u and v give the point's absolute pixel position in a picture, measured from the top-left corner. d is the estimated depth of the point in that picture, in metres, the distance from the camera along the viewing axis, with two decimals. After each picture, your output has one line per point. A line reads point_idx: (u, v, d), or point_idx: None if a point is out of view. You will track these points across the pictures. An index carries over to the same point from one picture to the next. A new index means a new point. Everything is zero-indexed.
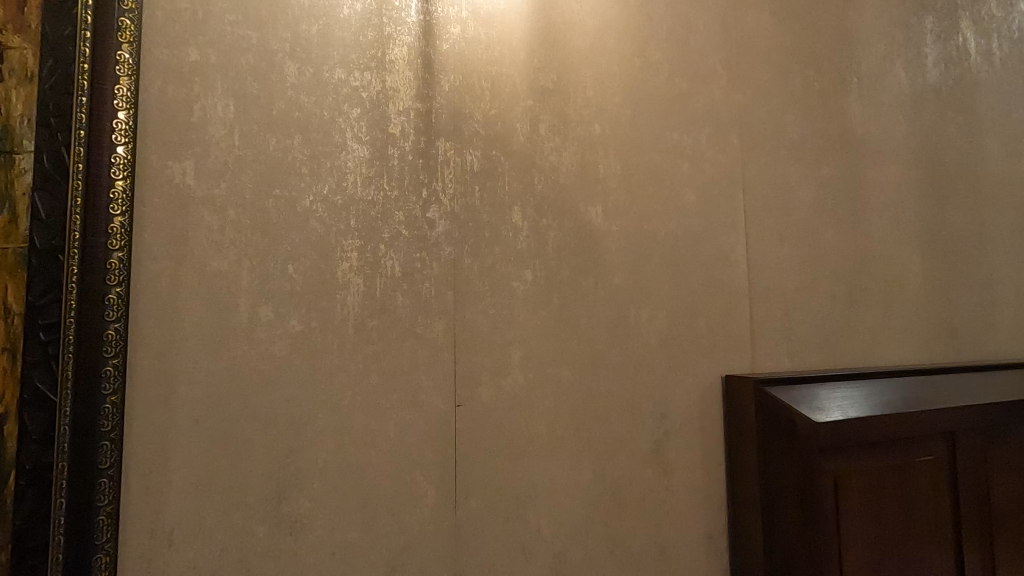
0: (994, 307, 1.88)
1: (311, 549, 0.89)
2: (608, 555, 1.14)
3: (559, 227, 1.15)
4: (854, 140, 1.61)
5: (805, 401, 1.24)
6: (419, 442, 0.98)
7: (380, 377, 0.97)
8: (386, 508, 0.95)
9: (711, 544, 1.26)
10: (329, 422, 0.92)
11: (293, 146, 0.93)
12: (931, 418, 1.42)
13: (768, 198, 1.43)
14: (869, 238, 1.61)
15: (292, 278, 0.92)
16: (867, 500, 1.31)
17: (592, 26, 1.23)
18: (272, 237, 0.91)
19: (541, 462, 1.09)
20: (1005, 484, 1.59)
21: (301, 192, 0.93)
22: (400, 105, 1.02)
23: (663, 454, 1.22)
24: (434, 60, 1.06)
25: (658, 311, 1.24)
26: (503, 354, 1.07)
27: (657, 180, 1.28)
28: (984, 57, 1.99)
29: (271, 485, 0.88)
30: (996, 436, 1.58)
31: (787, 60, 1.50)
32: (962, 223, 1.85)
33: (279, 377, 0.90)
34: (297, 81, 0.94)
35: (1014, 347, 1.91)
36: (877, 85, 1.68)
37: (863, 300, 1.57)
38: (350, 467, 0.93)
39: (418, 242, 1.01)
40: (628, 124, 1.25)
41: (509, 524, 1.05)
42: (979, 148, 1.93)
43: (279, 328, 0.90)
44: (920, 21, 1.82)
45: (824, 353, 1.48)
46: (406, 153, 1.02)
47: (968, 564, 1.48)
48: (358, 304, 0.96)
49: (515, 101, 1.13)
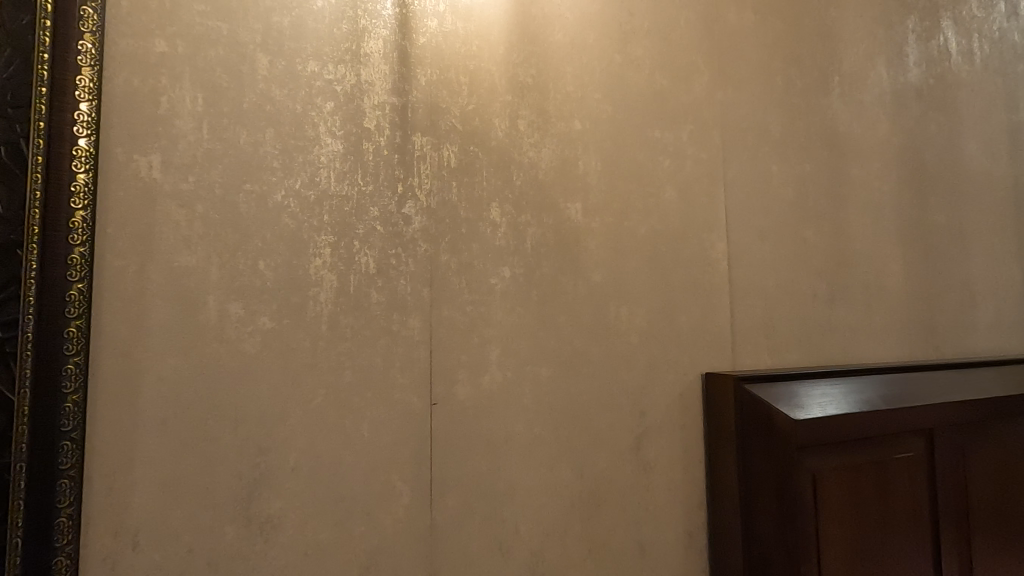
0: (973, 305, 1.90)
1: (282, 550, 0.88)
2: (586, 554, 1.13)
3: (538, 223, 1.14)
4: (835, 139, 1.62)
5: (785, 398, 1.24)
6: (394, 441, 0.97)
7: (354, 375, 0.95)
8: (360, 508, 0.94)
9: (690, 542, 1.26)
10: (300, 422, 0.91)
11: (264, 140, 0.92)
12: (910, 416, 1.43)
13: (749, 195, 1.43)
14: (851, 236, 1.62)
15: (262, 274, 0.90)
16: (846, 497, 1.32)
17: (572, 22, 1.22)
18: (242, 233, 0.89)
19: (519, 461, 1.08)
20: (982, 480, 1.61)
21: (272, 187, 0.92)
22: (376, 98, 1.01)
23: (642, 452, 1.21)
24: (410, 54, 1.04)
25: (638, 308, 1.24)
26: (480, 351, 1.06)
27: (638, 178, 1.27)
28: (964, 57, 2.01)
29: (241, 485, 0.86)
30: (973, 433, 1.59)
31: (769, 58, 1.50)
32: (942, 221, 1.86)
33: (248, 375, 0.88)
34: (268, 74, 0.93)
35: (992, 346, 1.93)
36: (859, 84, 1.69)
37: (843, 298, 1.58)
38: (322, 466, 0.92)
39: (393, 239, 1.00)
40: (608, 121, 1.25)
41: (486, 524, 1.04)
42: (959, 148, 1.95)
43: (249, 325, 0.89)
44: (903, 20, 1.83)
45: (805, 351, 1.48)
46: (381, 148, 1.00)
47: (946, 560, 1.49)
48: (331, 301, 0.95)
49: (493, 96, 1.12)
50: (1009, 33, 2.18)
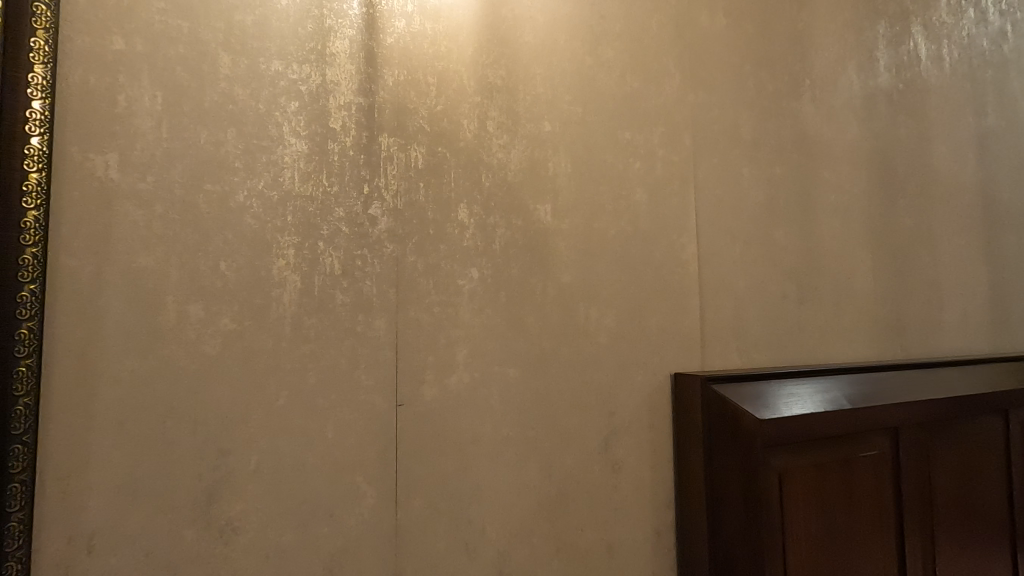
0: (940, 306, 1.94)
1: (243, 553, 0.87)
2: (554, 553, 1.14)
3: (507, 225, 1.14)
4: (805, 142, 1.64)
5: (752, 398, 1.26)
6: (359, 443, 0.97)
7: (317, 376, 0.95)
8: (323, 510, 0.93)
9: (658, 541, 1.27)
10: (263, 424, 0.90)
11: (225, 139, 0.91)
12: (876, 415, 1.46)
13: (720, 197, 1.45)
14: (820, 238, 1.64)
15: (223, 275, 0.89)
16: (812, 495, 1.34)
17: (543, 24, 1.23)
18: (203, 233, 0.88)
19: (486, 463, 1.08)
20: (946, 477, 1.64)
21: (234, 188, 0.91)
22: (342, 99, 1.00)
23: (611, 452, 1.23)
24: (378, 54, 1.04)
25: (608, 310, 1.25)
26: (447, 353, 1.06)
27: (608, 179, 1.28)
28: (934, 62, 2.05)
29: (200, 488, 0.86)
30: (937, 431, 1.63)
31: (740, 61, 1.52)
32: (911, 223, 1.90)
33: (209, 377, 0.87)
34: (231, 72, 0.92)
35: (958, 346, 1.98)
36: (829, 88, 1.71)
37: (812, 298, 1.60)
38: (285, 468, 0.91)
39: (359, 240, 1.00)
40: (579, 122, 1.25)
41: (453, 525, 1.04)
42: (928, 151, 1.99)
43: (209, 327, 0.88)
44: (873, 26, 1.86)
45: (773, 351, 1.50)
46: (347, 148, 1.00)
47: (910, 556, 1.52)
48: (295, 302, 0.94)
49: (462, 97, 1.12)
50: (978, 39, 2.22)
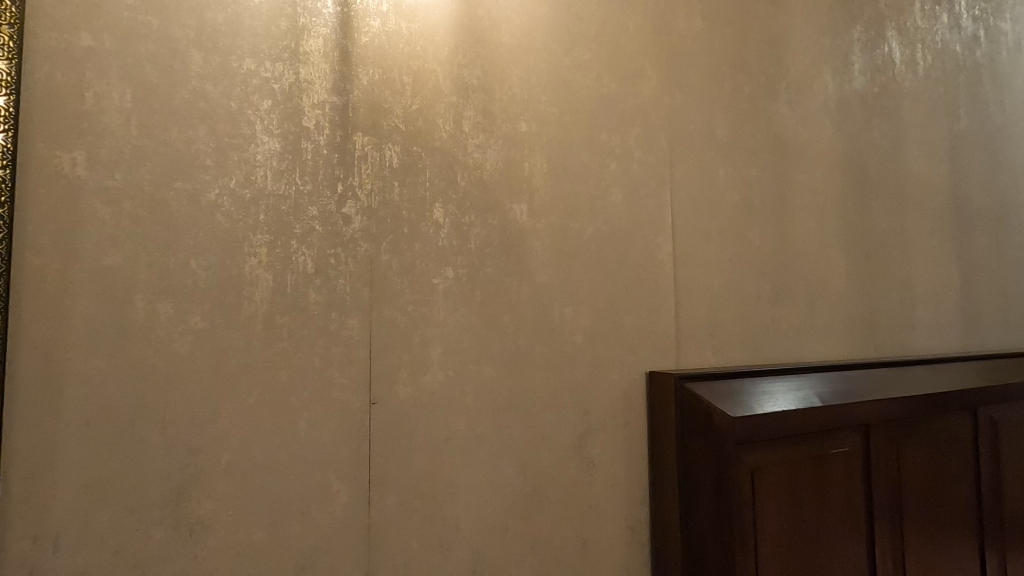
0: (912, 305, 1.98)
1: (213, 553, 0.87)
2: (528, 550, 1.15)
3: (483, 224, 1.15)
4: (780, 143, 1.66)
5: (725, 396, 1.28)
6: (331, 441, 0.97)
7: (290, 375, 0.95)
8: (295, 509, 0.94)
9: (632, 537, 1.29)
10: (234, 422, 0.90)
11: (196, 138, 0.91)
12: (847, 412, 1.49)
13: (696, 198, 1.46)
14: (795, 239, 1.67)
15: (194, 273, 0.89)
16: (783, 491, 1.36)
17: (519, 25, 1.24)
18: (173, 231, 0.88)
19: (460, 460, 1.09)
20: (915, 473, 1.68)
21: (205, 185, 0.91)
22: (316, 98, 1.00)
23: (586, 450, 1.24)
24: (352, 53, 1.04)
25: (583, 308, 1.26)
26: (422, 351, 1.07)
27: (584, 180, 1.29)
28: (908, 66, 2.09)
29: (169, 487, 0.85)
30: (907, 428, 1.67)
31: (716, 63, 1.54)
32: (884, 224, 1.93)
33: (179, 376, 0.87)
34: (202, 70, 0.92)
35: (929, 345, 2.02)
36: (805, 90, 1.74)
37: (787, 298, 1.63)
38: (257, 466, 0.91)
39: (333, 238, 1.00)
40: (555, 122, 1.26)
41: (427, 522, 1.05)
42: (901, 153, 2.02)
43: (179, 325, 0.88)
44: (848, 30, 1.89)
45: (748, 349, 1.53)
46: (320, 147, 1.00)
47: (880, 551, 1.56)
48: (267, 301, 0.94)
49: (438, 96, 1.12)
50: (951, 44, 2.27)
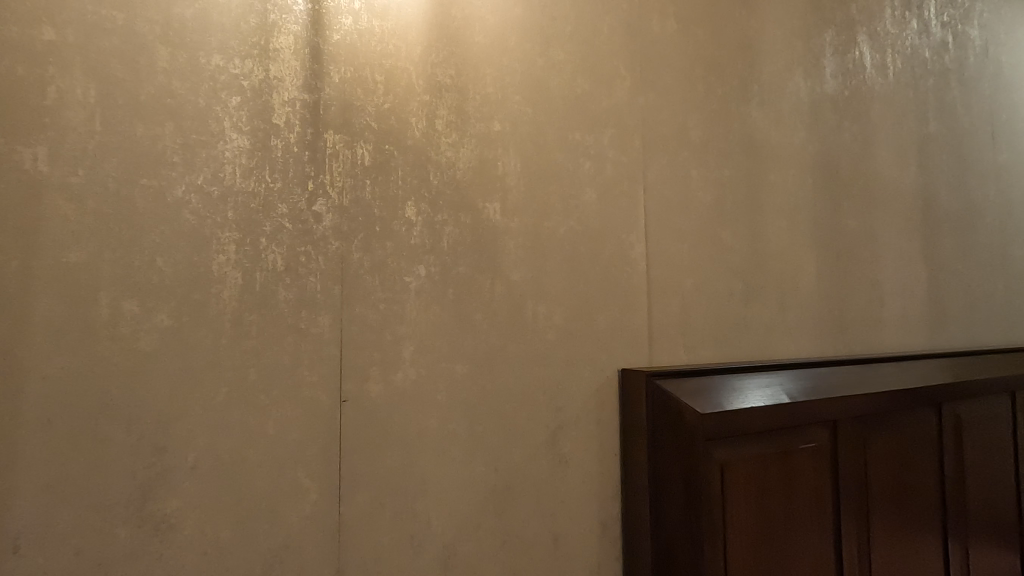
0: (880, 304, 2.03)
1: (179, 551, 0.87)
2: (500, 546, 1.16)
3: (455, 222, 1.16)
4: (752, 145, 1.69)
5: (695, 393, 1.30)
6: (301, 439, 0.97)
7: (259, 373, 0.95)
8: (263, 507, 0.93)
9: (604, 532, 1.31)
10: (200, 420, 0.90)
11: (163, 134, 0.90)
12: (816, 409, 1.52)
13: (668, 198, 1.49)
14: (766, 239, 1.70)
15: (160, 270, 0.89)
16: (752, 486, 1.39)
17: (493, 25, 1.24)
18: (139, 228, 0.87)
19: (432, 458, 1.10)
20: (881, 467, 1.73)
21: (172, 182, 0.90)
22: (286, 95, 1.00)
23: (558, 446, 1.25)
24: (324, 51, 1.04)
25: (556, 307, 1.28)
26: (393, 349, 1.07)
27: (558, 179, 1.30)
28: (878, 70, 2.13)
29: (134, 485, 0.85)
30: (873, 424, 1.71)
31: (690, 65, 1.56)
32: (854, 224, 1.98)
33: (145, 374, 0.86)
34: (169, 66, 0.91)
35: (897, 342, 2.07)
36: (777, 93, 1.77)
37: (758, 297, 1.66)
38: (224, 465, 0.91)
39: (303, 236, 1.00)
40: (529, 122, 1.27)
41: (398, 520, 1.05)
42: (871, 155, 2.07)
43: (144, 323, 0.87)
44: (820, 34, 1.93)
45: (719, 347, 1.55)
46: (290, 145, 1.00)
47: (846, 543, 1.59)
48: (235, 299, 0.94)
49: (410, 95, 1.12)
50: (921, 49, 2.32)
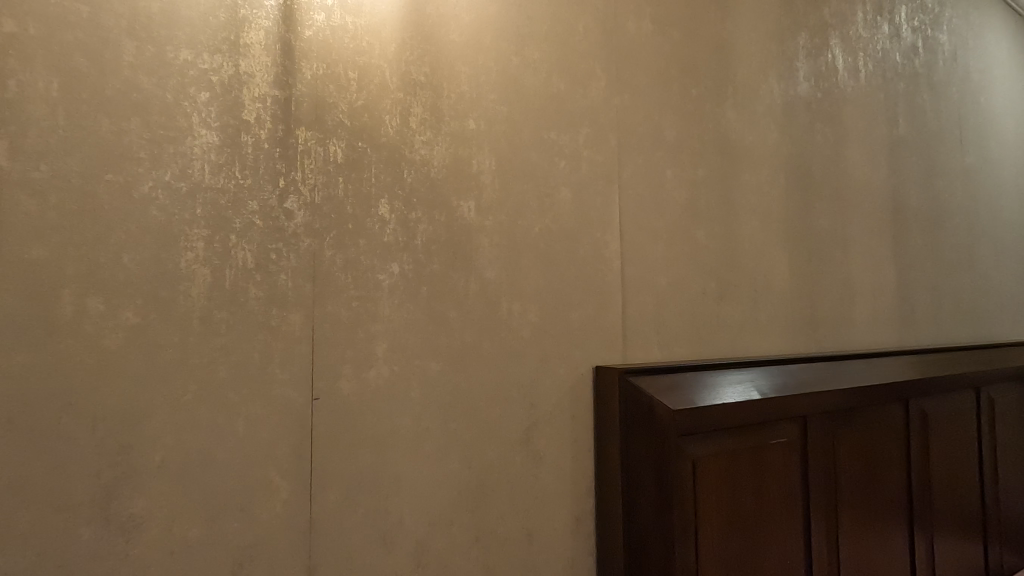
0: (851, 302, 2.08)
1: (146, 550, 0.86)
2: (473, 542, 1.17)
3: (430, 220, 1.16)
4: (726, 144, 1.72)
5: (667, 390, 1.32)
6: (271, 437, 0.97)
7: (228, 371, 0.94)
8: (233, 505, 0.93)
9: (578, 527, 1.32)
10: (168, 419, 0.89)
11: (129, 129, 0.89)
12: (787, 404, 1.55)
13: (643, 197, 1.50)
14: (740, 238, 1.73)
15: (126, 267, 0.87)
16: (724, 480, 1.42)
17: (468, 24, 1.25)
18: (104, 224, 0.86)
19: (405, 455, 1.10)
20: (850, 461, 1.77)
21: (139, 178, 0.89)
22: (257, 91, 0.99)
23: (532, 442, 1.26)
24: (295, 47, 1.03)
25: (530, 305, 1.28)
26: (366, 347, 1.07)
27: (533, 178, 1.31)
28: (850, 73, 2.18)
29: (99, 485, 0.84)
30: (842, 419, 1.75)
31: (665, 66, 1.58)
32: (826, 224, 2.02)
33: (110, 373, 0.85)
34: (135, 60, 0.90)
35: (867, 339, 2.12)
36: (751, 94, 1.80)
37: (731, 295, 1.69)
38: (193, 463, 0.90)
39: (274, 233, 0.99)
40: (504, 120, 1.28)
41: (370, 517, 1.05)
42: (843, 156, 2.12)
43: (110, 321, 0.86)
44: (793, 37, 1.96)
45: (692, 344, 1.58)
46: (261, 142, 0.99)
47: (816, 536, 1.63)
48: (204, 296, 0.93)
49: (384, 92, 1.12)
50: (891, 53, 2.38)
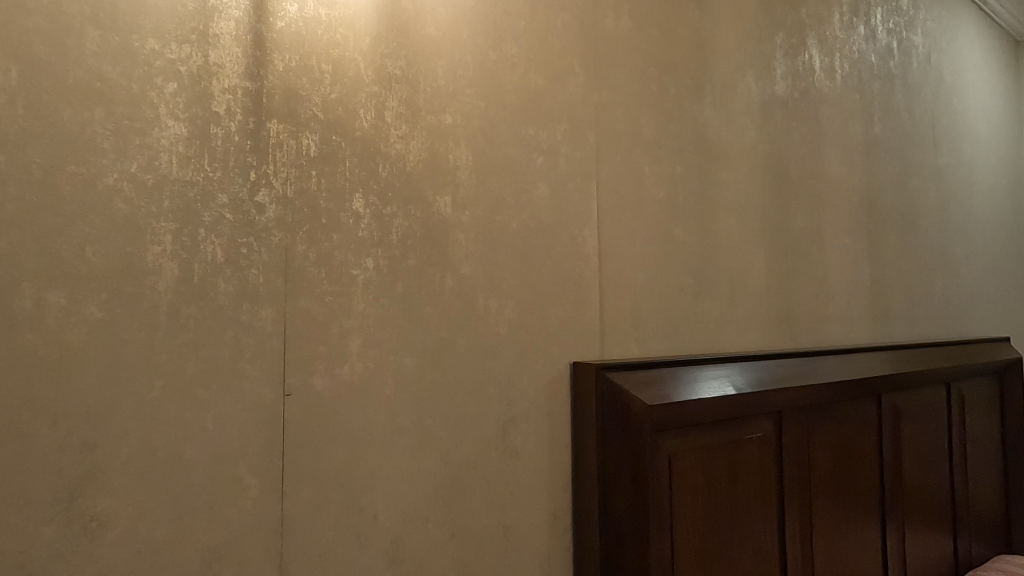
0: (826, 299, 2.11)
1: (110, 550, 0.84)
2: (449, 538, 1.17)
3: (405, 215, 1.15)
4: (704, 142, 1.73)
5: (643, 386, 1.33)
6: (241, 434, 0.96)
7: (196, 367, 0.92)
8: (201, 503, 0.92)
9: (555, 522, 1.32)
10: (134, 416, 0.87)
11: (92, 120, 0.86)
12: (762, 399, 1.57)
13: (621, 194, 1.51)
14: (717, 235, 1.74)
15: (89, 261, 0.85)
16: (699, 474, 1.43)
17: (445, 18, 1.24)
18: (65, 217, 0.84)
19: (379, 451, 1.09)
20: (823, 455, 1.80)
21: (103, 169, 0.87)
22: (226, 82, 0.97)
23: (509, 438, 1.26)
24: (267, 39, 1.02)
25: (508, 300, 1.28)
26: (340, 342, 1.06)
27: (510, 174, 1.31)
28: (826, 73, 2.21)
29: (61, 483, 0.82)
30: (816, 414, 1.78)
31: (643, 63, 1.59)
32: (802, 222, 2.05)
33: (72, 369, 0.83)
34: (99, 48, 0.87)
35: (841, 335, 2.15)
36: (728, 93, 1.81)
37: (708, 291, 1.70)
38: (159, 461, 0.89)
39: (244, 227, 0.97)
40: (481, 116, 1.27)
41: (344, 515, 1.04)
42: (819, 155, 2.14)
43: (72, 316, 0.84)
44: (771, 36, 1.98)
45: (670, 340, 1.59)
46: (231, 134, 0.97)
47: (790, 529, 1.66)
48: (171, 291, 0.91)
49: (358, 85, 1.11)
50: (867, 54, 2.41)
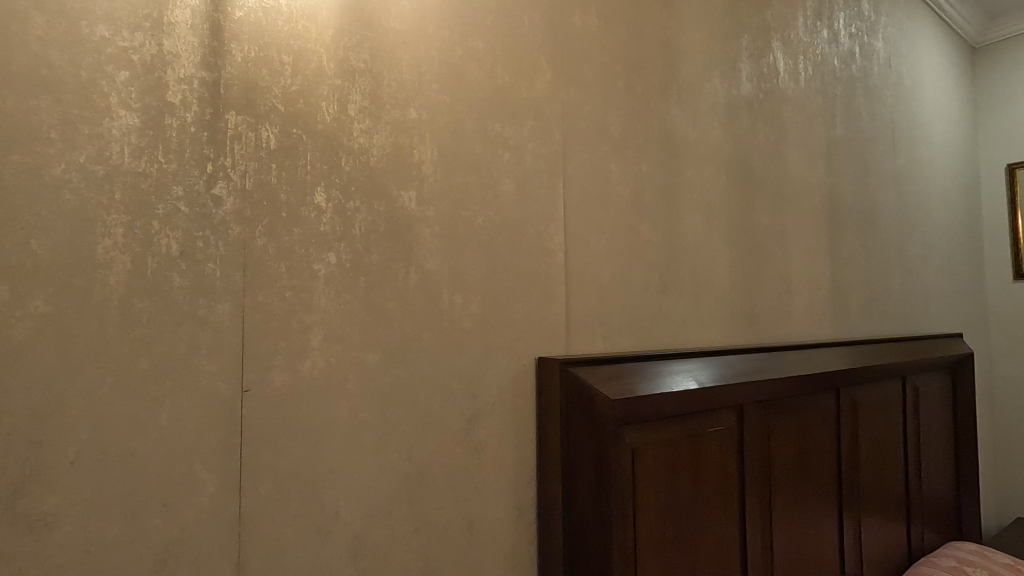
0: (788, 295, 2.17)
1: (57, 550, 0.82)
2: (412, 533, 1.17)
3: (369, 210, 1.14)
4: (670, 140, 1.76)
5: (607, 380, 1.35)
6: (197, 430, 0.94)
7: (149, 363, 0.91)
8: (155, 501, 0.90)
9: (519, 516, 1.34)
10: (83, 412, 0.85)
11: (37, 108, 0.84)
12: (724, 393, 1.61)
13: (588, 191, 1.52)
14: (682, 232, 1.77)
15: (35, 254, 0.83)
16: (662, 467, 1.46)
17: (410, 11, 1.23)
18: (8, 207, 0.81)
19: (341, 447, 1.09)
20: (783, 447, 1.85)
21: (50, 159, 0.84)
22: (182, 72, 0.95)
23: (474, 433, 1.27)
24: (224, 28, 1.00)
25: (473, 296, 1.29)
26: (300, 338, 1.05)
27: (476, 170, 1.31)
28: (790, 75, 2.26)
29: (3, 483, 0.79)
30: (775, 407, 1.84)
31: (610, 62, 1.60)
32: (765, 220, 2.10)
33: (15, 365, 0.81)
34: (45, 34, 0.85)
35: (802, 331, 2.21)
36: (694, 92, 1.85)
37: (673, 288, 1.73)
38: (110, 458, 0.87)
39: (201, 221, 0.96)
40: (446, 110, 1.27)
41: (304, 511, 1.04)
42: (782, 155, 2.20)
43: (16, 310, 0.81)
44: (737, 38, 2.02)
45: (635, 336, 1.61)
46: (186, 124, 0.95)
47: (750, 520, 1.70)
48: (122, 285, 0.89)
49: (320, 78, 1.10)
50: (830, 58, 2.48)
